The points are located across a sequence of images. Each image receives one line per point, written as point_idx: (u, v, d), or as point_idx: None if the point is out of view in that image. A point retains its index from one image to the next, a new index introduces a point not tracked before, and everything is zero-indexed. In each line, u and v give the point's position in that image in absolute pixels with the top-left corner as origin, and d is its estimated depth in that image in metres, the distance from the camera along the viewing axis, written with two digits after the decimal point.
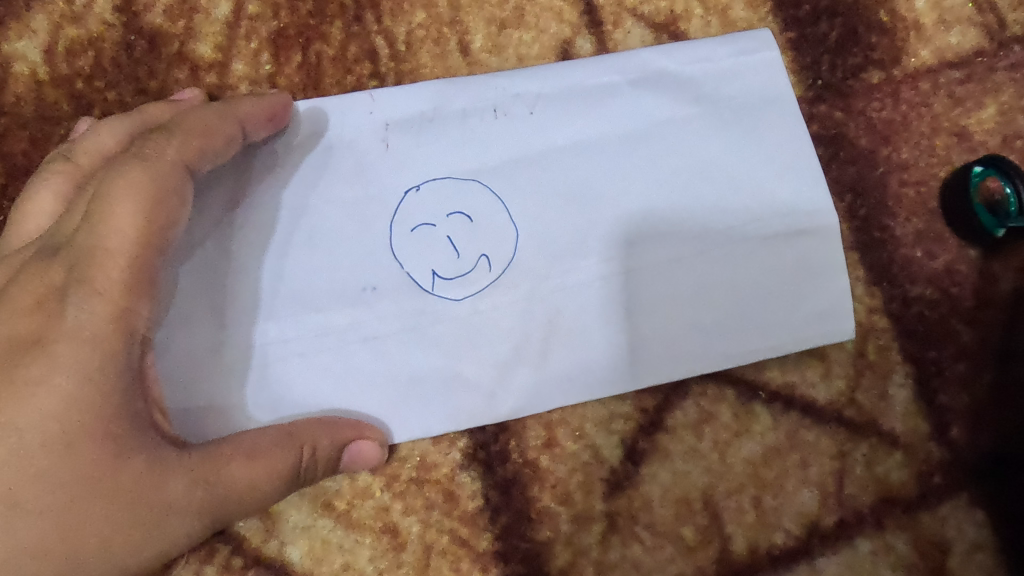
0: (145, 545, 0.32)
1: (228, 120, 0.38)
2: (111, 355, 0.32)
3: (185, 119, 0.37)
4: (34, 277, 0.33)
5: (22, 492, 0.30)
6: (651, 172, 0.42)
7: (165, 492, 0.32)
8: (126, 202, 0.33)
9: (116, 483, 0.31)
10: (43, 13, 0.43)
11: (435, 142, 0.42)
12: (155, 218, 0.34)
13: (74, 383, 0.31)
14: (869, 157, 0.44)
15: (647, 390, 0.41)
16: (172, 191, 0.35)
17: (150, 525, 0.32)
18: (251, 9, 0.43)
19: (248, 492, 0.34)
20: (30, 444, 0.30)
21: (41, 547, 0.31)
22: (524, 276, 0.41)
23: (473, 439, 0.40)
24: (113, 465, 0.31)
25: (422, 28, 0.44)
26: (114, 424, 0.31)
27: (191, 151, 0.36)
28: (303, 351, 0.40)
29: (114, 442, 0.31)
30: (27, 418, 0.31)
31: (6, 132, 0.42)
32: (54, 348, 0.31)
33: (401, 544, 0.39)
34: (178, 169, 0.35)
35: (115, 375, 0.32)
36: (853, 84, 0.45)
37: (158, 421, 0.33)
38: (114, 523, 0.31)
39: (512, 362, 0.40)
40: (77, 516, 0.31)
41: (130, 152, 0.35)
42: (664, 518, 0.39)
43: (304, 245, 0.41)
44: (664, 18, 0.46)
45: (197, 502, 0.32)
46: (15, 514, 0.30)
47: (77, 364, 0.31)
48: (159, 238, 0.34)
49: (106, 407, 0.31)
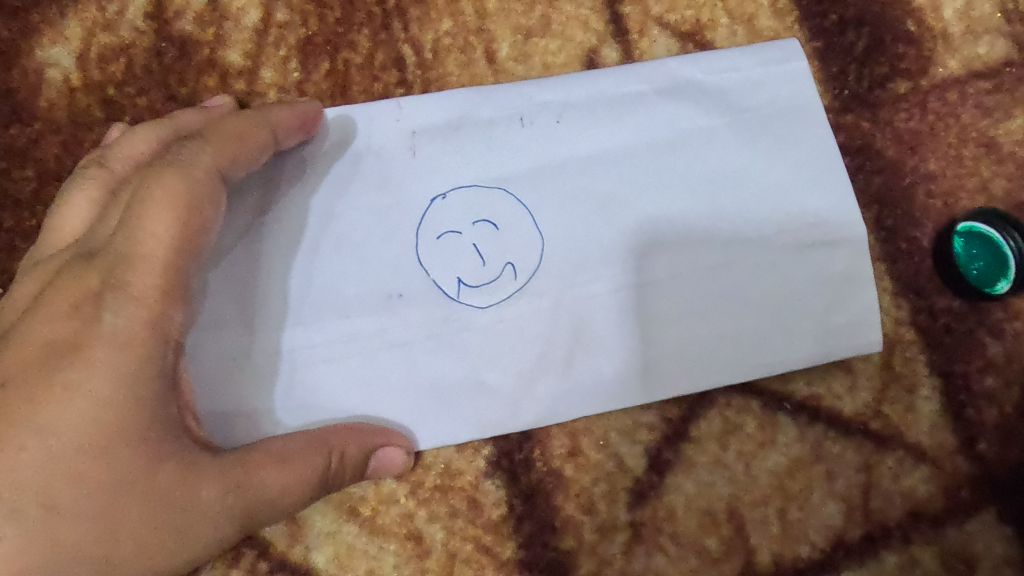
0: (178, 549, 0.32)
1: (260, 128, 0.38)
2: (147, 359, 0.32)
3: (219, 126, 0.37)
4: (72, 281, 0.33)
5: (59, 494, 0.30)
6: (677, 181, 0.42)
7: (198, 496, 0.32)
8: (161, 207, 0.34)
9: (151, 487, 0.31)
10: (76, 21, 0.43)
11: (463, 150, 0.42)
12: (188, 226, 0.34)
13: (111, 388, 0.31)
14: (896, 167, 0.44)
15: (672, 400, 0.41)
16: (206, 197, 0.35)
17: (183, 529, 0.32)
18: (280, 16, 0.44)
19: (279, 497, 0.34)
20: (66, 447, 0.30)
21: (77, 550, 0.30)
22: (550, 284, 0.41)
23: (497, 447, 0.40)
24: (147, 469, 0.31)
25: (448, 36, 0.44)
26: (148, 428, 0.31)
27: (224, 158, 0.37)
28: (330, 357, 0.40)
29: (148, 446, 0.31)
30: (63, 421, 0.31)
31: (39, 138, 0.42)
32: (90, 352, 0.31)
33: (425, 551, 0.39)
34: (213, 176, 0.36)
35: (149, 379, 0.32)
36: (879, 94, 0.45)
37: (189, 425, 0.33)
38: (148, 528, 0.31)
39: (538, 370, 0.40)
40: (112, 519, 0.31)
41: (165, 158, 0.36)
42: (689, 529, 0.39)
43: (330, 251, 0.41)
44: (689, 27, 0.46)
45: (229, 507, 0.33)
46: (51, 516, 0.30)
47: (113, 370, 0.31)
48: (192, 243, 0.34)
49: (140, 412, 0.31)
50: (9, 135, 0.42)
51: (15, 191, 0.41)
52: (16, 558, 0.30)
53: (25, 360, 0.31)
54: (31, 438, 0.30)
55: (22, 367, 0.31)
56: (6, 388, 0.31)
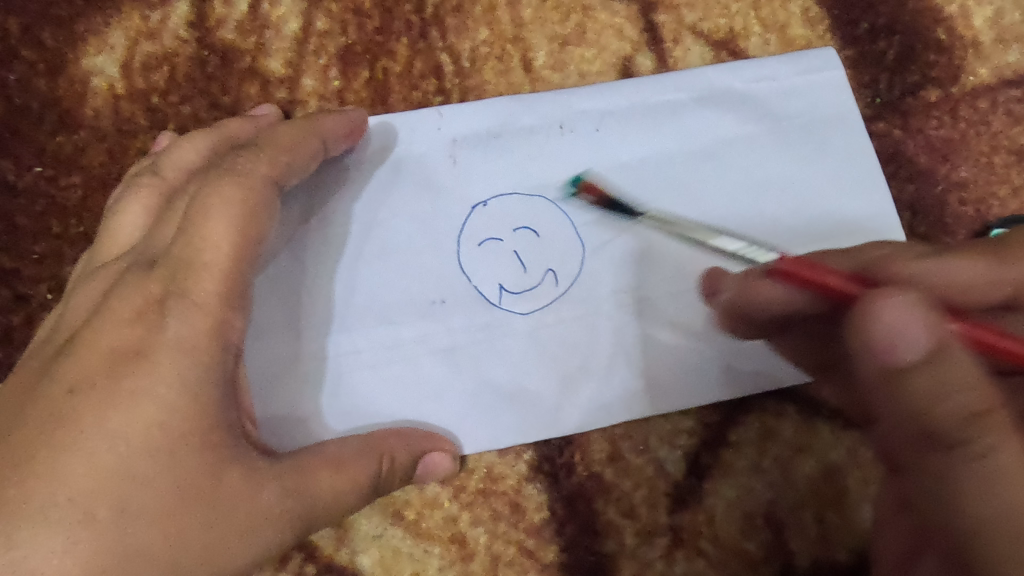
0: (243, 550, 0.32)
1: (311, 136, 0.39)
2: (211, 365, 0.33)
3: (271, 136, 0.39)
4: (134, 289, 0.34)
5: (131, 498, 0.30)
6: (716, 190, 0.43)
7: (260, 500, 0.32)
8: (223, 212, 0.35)
9: (216, 490, 0.32)
10: (120, 30, 0.44)
11: (504, 158, 0.43)
12: (246, 229, 0.35)
13: (177, 393, 0.32)
14: (929, 175, 0.44)
15: (710, 406, 0.41)
16: (263, 203, 0.36)
17: (246, 532, 0.32)
18: (320, 26, 0.44)
19: (333, 499, 0.35)
20: (135, 450, 0.31)
21: (148, 555, 0.30)
22: (590, 290, 0.41)
23: (539, 452, 0.40)
24: (213, 473, 0.32)
25: (485, 45, 0.45)
26: (212, 432, 0.32)
27: (279, 166, 0.38)
28: (375, 363, 0.40)
29: (212, 450, 0.32)
30: (132, 424, 0.31)
31: (86, 146, 0.42)
32: (156, 358, 0.32)
33: (469, 555, 0.39)
34: (268, 185, 0.37)
35: (212, 384, 0.33)
36: (911, 101, 0.45)
37: (248, 431, 0.34)
38: (216, 531, 0.31)
39: (579, 376, 0.41)
40: (181, 522, 0.31)
41: (221, 167, 0.37)
42: (729, 533, 0.40)
43: (374, 257, 0.41)
44: (723, 36, 0.46)
45: (289, 510, 0.33)
46: (122, 520, 0.30)
47: (178, 375, 0.32)
48: (251, 247, 0.35)
49: (204, 415, 0.32)
50: (56, 143, 0.42)
51: (63, 198, 0.42)
52: (87, 564, 0.29)
53: (91, 366, 0.32)
54: (102, 442, 0.31)
55: (89, 373, 0.32)
56: (75, 393, 0.32)
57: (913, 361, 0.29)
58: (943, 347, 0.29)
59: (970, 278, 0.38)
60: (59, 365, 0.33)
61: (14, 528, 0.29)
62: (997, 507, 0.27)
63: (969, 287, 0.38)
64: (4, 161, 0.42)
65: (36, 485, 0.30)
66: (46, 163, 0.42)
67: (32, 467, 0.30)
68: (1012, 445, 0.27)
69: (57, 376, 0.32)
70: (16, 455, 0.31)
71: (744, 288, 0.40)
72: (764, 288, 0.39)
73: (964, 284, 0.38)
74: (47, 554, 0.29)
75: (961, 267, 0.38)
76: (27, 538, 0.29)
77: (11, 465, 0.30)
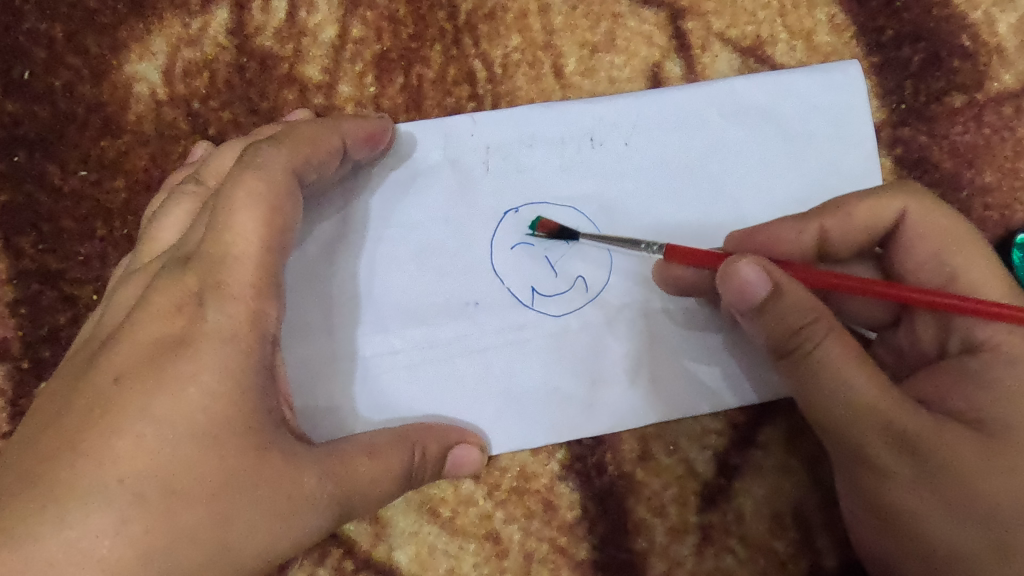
0: (286, 536, 0.33)
1: (331, 134, 0.39)
2: (251, 353, 0.34)
3: (292, 131, 0.39)
4: (170, 283, 0.35)
5: (177, 480, 0.31)
6: (736, 206, 0.44)
7: (301, 484, 0.34)
8: (247, 209, 0.35)
9: (258, 475, 0.33)
10: (161, 36, 0.44)
11: (537, 165, 0.43)
12: (271, 226, 0.35)
13: (220, 379, 0.33)
14: (954, 179, 0.46)
15: (738, 408, 0.42)
16: (284, 197, 0.36)
17: (289, 513, 0.33)
18: (355, 32, 0.45)
19: (371, 487, 0.36)
20: (180, 434, 0.32)
21: (193, 533, 0.31)
22: (621, 295, 0.42)
23: (571, 451, 0.41)
24: (255, 459, 0.33)
25: (517, 52, 0.45)
26: (254, 418, 0.33)
27: (299, 159, 0.37)
28: (409, 364, 0.41)
29: (256, 436, 0.33)
30: (176, 411, 0.32)
31: (129, 150, 0.43)
32: (199, 347, 0.33)
33: (503, 551, 0.41)
34: (288, 177, 0.37)
35: (253, 373, 0.34)
36: (936, 107, 0.46)
37: (287, 418, 0.35)
38: (258, 511, 0.33)
39: (607, 377, 0.42)
40: (227, 505, 0.32)
41: (241, 160, 0.37)
42: (757, 531, 0.41)
43: (408, 262, 0.42)
44: (750, 42, 0.47)
45: (328, 494, 0.34)
46: (172, 501, 0.31)
47: (221, 364, 0.33)
48: (276, 242, 0.35)
49: (248, 404, 0.33)
50: (100, 148, 0.43)
51: (108, 202, 0.43)
52: (138, 544, 0.30)
53: (136, 357, 0.33)
54: (149, 426, 0.32)
55: (132, 362, 0.33)
56: (120, 381, 0.33)
57: (760, 301, 0.35)
58: (778, 288, 0.35)
59: (844, 227, 0.40)
60: (103, 357, 0.34)
61: (67, 510, 0.30)
62: (828, 380, 0.35)
63: (845, 240, 0.40)
64: (50, 165, 0.43)
65: (85, 468, 0.31)
66: (91, 167, 0.43)
67: (82, 450, 0.31)
68: (834, 341, 0.34)
69: (102, 366, 0.33)
70: (68, 442, 0.32)
71: (674, 276, 0.41)
72: (684, 273, 0.40)
73: (845, 231, 0.40)
74: (99, 535, 0.30)
75: (848, 211, 0.40)
76: (77, 519, 0.30)
77: (64, 452, 0.31)
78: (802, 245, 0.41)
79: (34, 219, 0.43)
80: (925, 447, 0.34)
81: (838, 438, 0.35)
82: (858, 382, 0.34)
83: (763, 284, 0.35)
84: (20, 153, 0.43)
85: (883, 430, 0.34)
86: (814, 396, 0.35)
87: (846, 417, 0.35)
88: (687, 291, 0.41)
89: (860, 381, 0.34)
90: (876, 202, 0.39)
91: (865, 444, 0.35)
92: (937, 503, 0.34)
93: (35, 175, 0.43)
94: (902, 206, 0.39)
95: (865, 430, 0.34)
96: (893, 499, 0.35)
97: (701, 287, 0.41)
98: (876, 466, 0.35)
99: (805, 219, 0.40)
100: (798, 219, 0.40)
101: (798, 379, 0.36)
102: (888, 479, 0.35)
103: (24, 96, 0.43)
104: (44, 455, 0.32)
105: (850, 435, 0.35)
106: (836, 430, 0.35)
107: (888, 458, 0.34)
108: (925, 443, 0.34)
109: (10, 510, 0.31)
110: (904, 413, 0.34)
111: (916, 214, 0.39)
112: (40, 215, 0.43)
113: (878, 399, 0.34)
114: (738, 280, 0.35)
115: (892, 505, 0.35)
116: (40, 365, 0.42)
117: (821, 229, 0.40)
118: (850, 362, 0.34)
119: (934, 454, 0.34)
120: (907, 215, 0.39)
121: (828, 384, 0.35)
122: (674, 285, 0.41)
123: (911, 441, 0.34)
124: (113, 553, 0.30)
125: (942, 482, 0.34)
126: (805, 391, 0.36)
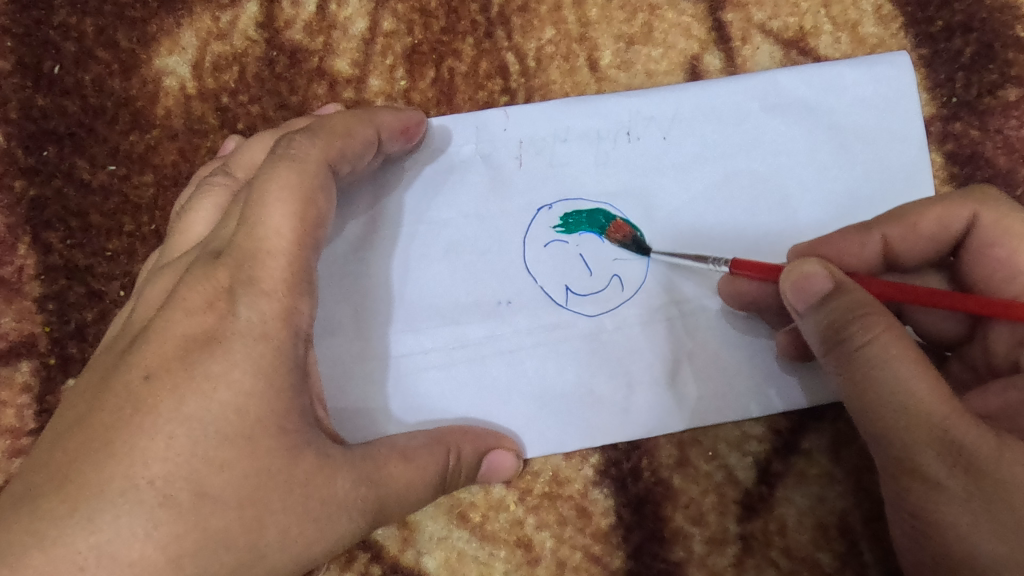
0: (318, 540, 0.32)
1: (366, 125, 0.38)
2: (282, 353, 0.33)
3: (326, 124, 0.38)
4: (201, 278, 0.34)
5: (208, 482, 0.31)
6: (776, 203, 0.42)
7: (334, 487, 0.33)
8: (281, 202, 0.34)
9: (291, 477, 0.32)
10: (191, 30, 0.43)
11: (572, 161, 0.42)
12: (306, 219, 0.34)
13: (251, 378, 0.32)
14: (1009, 176, 0.44)
15: (778, 414, 0.41)
16: (320, 189, 0.35)
17: (322, 518, 0.32)
18: (386, 25, 0.44)
19: (405, 492, 0.35)
20: (212, 435, 0.31)
21: (225, 536, 0.31)
22: (657, 296, 0.41)
23: (605, 456, 0.40)
24: (286, 462, 0.32)
25: (551, 44, 0.44)
26: (285, 418, 0.32)
27: (333, 152, 0.37)
28: (441, 363, 0.40)
29: (287, 437, 0.32)
30: (209, 412, 0.31)
31: (158, 144, 0.43)
32: (230, 346, 0.32)
33: (535, 559, 0.39)
34: (323, 169, 0.36)
35: (285, 372, 0.32)
36: (989, 101, 0.44)
37: (319, 417, 0.34)
38: (291, 516, 0.32)
39: (644, 380, 0.40)
40: (260, 508, 0.31)
41: (276, 154, 0.36)
42: (801, 543, 0.39)
43: (438, 260, 0.41)
44: (793, 34, 0.45)
45: (361, 499, 0.33)
46: (204, 502, 0.31)
47: (254, 362, 0.32)
48: (311, 237, 0.34)
49: (280, 405, 0.32)
50: (128, 142, 0.43)
51: (136, 197, 0.43)
52: (169, 547, 0.30)
53: (167, 353, 0.32)
54: (179, 427, 0.31)
55: (163, 360, 0.32)
56: (150, 379, 0.32)
57: (823, 299, 0.34)
58: (838, 287, 0.34)
59: (908, 237, 0.39)
60: (133, 354, 0.33)
61: (96, 511, 0.30)
62: (884, 378, 0.32)
63: (911, 249, 0.39)
64: (78, 159, 0.42)
65: (113, 467, 0.30)
66: (120, 162, 0.43)
67: (111, 451, 0.31)
68: (892, 336, 0.32)
69: (132, 363, 0.32)
70: (96, 441, 0.31)
71: (738, 290, 0.39)
72: (747, 287, 0.39)
73: (909, 241, 0.39)
74: (129, 537, 0.30)
75: (914, 220, 0.38)
76: (109, 521, 0.30)
77: (92, 452, 0.31)
78: (866, 256, 0.39)
79: (62, 214, 0.42)
80: (982, 461, 0.31)
81: (885, 442, 0.32)
82: (914, 382, 0.31)
83: (826, 281, 0.34)
84: (49, 147, 0.43)
85: (937, 439, 0.31)
86: (863, 396, 0.33)
87: (898, 421, 0.32)
88: (753, 305, 0.40)
89: (919, 384, 0.31)
90: (944, 210, 0.38)
91: (915, 452, 0.32)
92: (988, 522, 0.31)
93: (64, 170, 0.42)
94: (972, 211, 0.38)
95: (916, 436, 0.31)
96: (937, 511, 0.32)
97: (767, 303, 0.39)
98: (923, 475, 0.32)
99: (867, 228, 0.39)
100: (861, 229, 0.39)
101: (853, 382, 0.33)
102: (936, 492, 0.31)
103: (53, 91, 0.43)
104: (73, 454, 0.31)
105: (899, 440, 0.32)
106: (885, 433, 0.32)
107: (937, 467, 0.31)
108: (982, 457, 0.31)
109: (41, 511, 0.30)
110: (963, 422, 0.31)
111: (987, 219, 0.37)
112: (69, 211, 0.42)
113: (936, 403, 0.31)
114: (800, 276, 0.35)
115: (936, 521, 0.32)
116: (66, 361, 0.41)
117: (883, 240, 0.39)
118: (907, 359, 0.32)
119: (992, 470, 0.31)
120: (978, 220, 0.38)
121: (883, 382, 0.32)
122: (737, 300, 0.40)
123: (967, 453, 0.31)
124: (140, 555, 0.30)
125: (999, 505, 0.30)
126: (855, 392, 0.33)
